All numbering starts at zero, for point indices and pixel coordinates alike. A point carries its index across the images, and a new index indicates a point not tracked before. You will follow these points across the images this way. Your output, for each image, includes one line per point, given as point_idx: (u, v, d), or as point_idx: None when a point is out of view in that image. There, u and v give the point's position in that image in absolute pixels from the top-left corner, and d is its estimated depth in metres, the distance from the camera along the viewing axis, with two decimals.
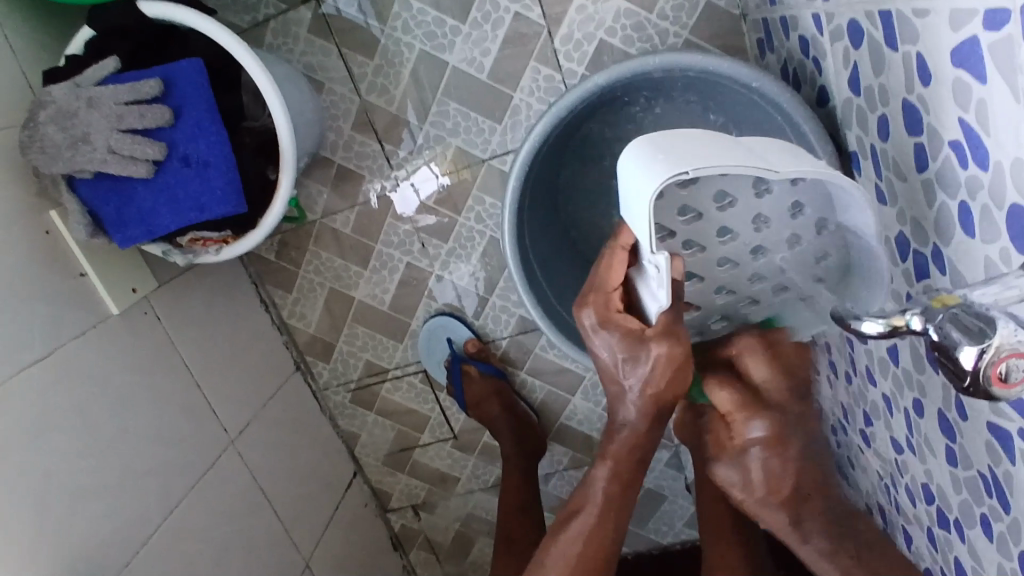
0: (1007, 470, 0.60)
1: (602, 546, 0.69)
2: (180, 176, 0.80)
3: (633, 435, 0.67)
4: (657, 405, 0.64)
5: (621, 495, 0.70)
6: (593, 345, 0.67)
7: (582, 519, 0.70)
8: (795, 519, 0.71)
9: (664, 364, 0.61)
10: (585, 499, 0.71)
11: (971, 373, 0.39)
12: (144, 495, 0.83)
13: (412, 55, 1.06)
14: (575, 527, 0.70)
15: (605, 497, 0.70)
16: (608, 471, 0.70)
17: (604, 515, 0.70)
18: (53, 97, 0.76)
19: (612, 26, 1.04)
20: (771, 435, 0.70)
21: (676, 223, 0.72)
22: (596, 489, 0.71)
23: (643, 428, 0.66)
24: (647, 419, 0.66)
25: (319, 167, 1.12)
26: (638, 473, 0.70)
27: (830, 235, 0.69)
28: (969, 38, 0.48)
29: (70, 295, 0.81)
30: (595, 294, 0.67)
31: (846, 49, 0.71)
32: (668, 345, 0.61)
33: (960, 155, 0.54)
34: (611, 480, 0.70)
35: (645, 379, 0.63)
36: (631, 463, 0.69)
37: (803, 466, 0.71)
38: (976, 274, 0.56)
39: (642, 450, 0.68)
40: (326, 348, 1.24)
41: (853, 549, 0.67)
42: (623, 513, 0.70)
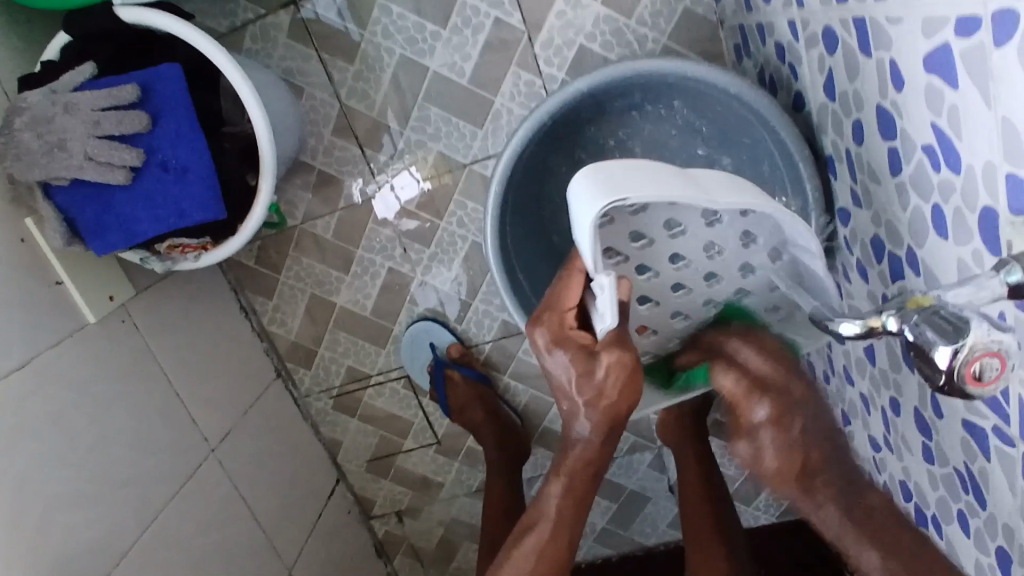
0: (983, 466, 0.61)
1: (557, 559, 0.67)
2: (159, 182, 0.80)
3: (585, 451, 0.68)
4: (613, 418, 0.66)
5: (574, 511, 0.69)
6: (547, 363, 0.68)
7: (535, 535, 0.69)
8: (804, 493, 0.59)
9: (617, 373, 0.63)
10: (537, 516, 0.70)
11: (945, 371, 0.40)
12: (123, 508, 0.81)
13: (392, 60, 1.06)
14: (527, 545, 0.69)
15: (558, 514, 0.69)
16: (562, 488, 0.69)
17: (557, 531, 0.68)
18: (29, 102, 0.75)
19: (591, 32, 1.05)
20: (773, 407, 0.61)
21: (630, 248, 0.74)
22: (549, 503, 0.70)
23: (595, 442, 0.67)
24: (601, 431, 0.67)
25: (299, 173, 1.12)
26: (590, 488, 0.70)
27: (783, 266, 0.74)
28: (941, 45, 0.50)
29: (45, 303, 0.80)
30: (549, 313, 0.68)
31: (821, 56, 0.73)
32: (621, 355, 0.63)
33: (933, 159, 0.56)
34: (564, 496, 0.69)
35: (602, 387, 0.64)
36: (584, 478, 0.69)
37: (809, 442, 0.59)
38: (949, 275, 0.58)
39: (595, 466, 0.68)
40: (308, 355, 1.23)
41: (873, 520, 0.56)
42: (576, 527, 0.69)
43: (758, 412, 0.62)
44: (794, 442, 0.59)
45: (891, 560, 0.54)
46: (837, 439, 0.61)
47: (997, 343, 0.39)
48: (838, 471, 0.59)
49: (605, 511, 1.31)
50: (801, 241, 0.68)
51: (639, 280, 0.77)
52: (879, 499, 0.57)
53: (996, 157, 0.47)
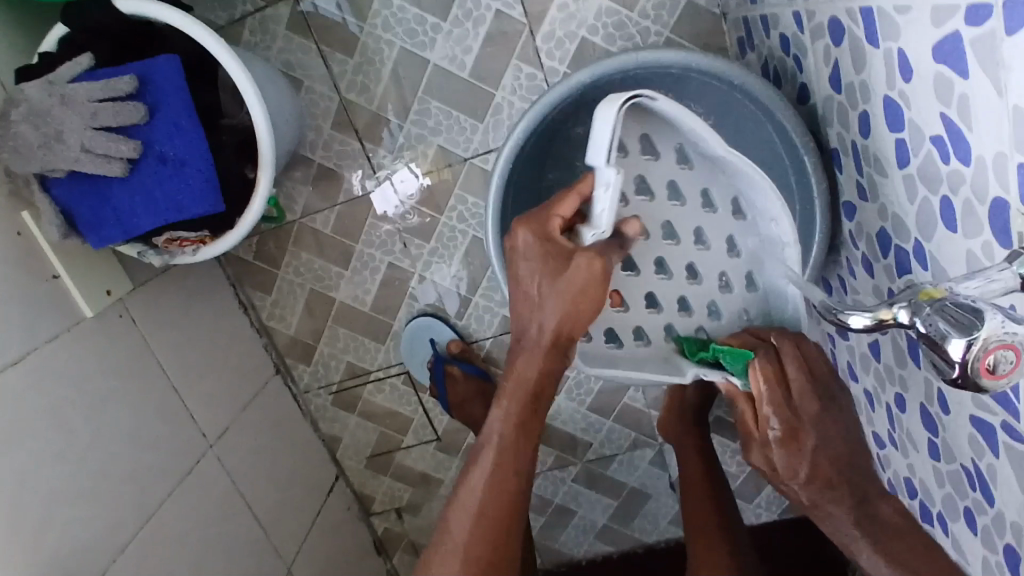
0: (991, 462, 0.60)
1: (506, 489, 0.65)
2: (157, 174, 0.79)
3: (531, 367, 0.67)
4: (566, 332, 0.67)
5: (519, 434, 0.67)
6: (518, 267, 0.68)
7: (482, 466, 0.66)
8: (815, 505, 0.65)
9: (584, 277, 0.65)
10: (482, 446, 0.68)
11: (959, 364, 0.40)
12: (120, 504, 0.80)
13: (392, 53, 1.05)
14: (476, 476, 0.66)
15: (502, 440, 0.67)
16: (505, 410, 0.68)
17: (501, 458, 0.66)
18: (26, 94, 0.74)
19: (593, 25, 1.04)
20: (785, 425, 0.66)
21: (631, 194, 0.79)
22: (493, 428, 0.68)
23: (549, 362, 0.68)
24: (549, 347, 0.67)
25: (298, 167, 1.11)
26: (534, 413, 0.69)
27: (754, 296, 0.82)
28: (951, 34, 0.49)
29: (42, 297, 0.79)
30: (535, 215, 0.67)
31: (826, 47, 0.72)
32: (593, 260, 0.65)
33: (942, 150, 0.55)
34: (507, 420, 0.67)
35: (564, 293, 0.65)
36: (529, 399, 0.68)
37: (823, 456, 0.65)
38: (958, 268, 0.57)
39: (541, 387, 0.68)
40: (307, 351, 1.22)
41: (880, 529, 0.61)
42: (521, 451, 0.67)
43: (772, 429, 0.66)
44: (807, 458, 0.65)
45: (893, 565, 0.58)
46: (853, 449, 0.65)
47: (1011, 335, 0.38)
48: (851, 484, 0.64)
49: (606, 508, 1.31)
50: (775, 250, 0.77)
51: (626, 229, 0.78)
52: (889, 509, 0.62)
53: (1006, 146, 0.46)
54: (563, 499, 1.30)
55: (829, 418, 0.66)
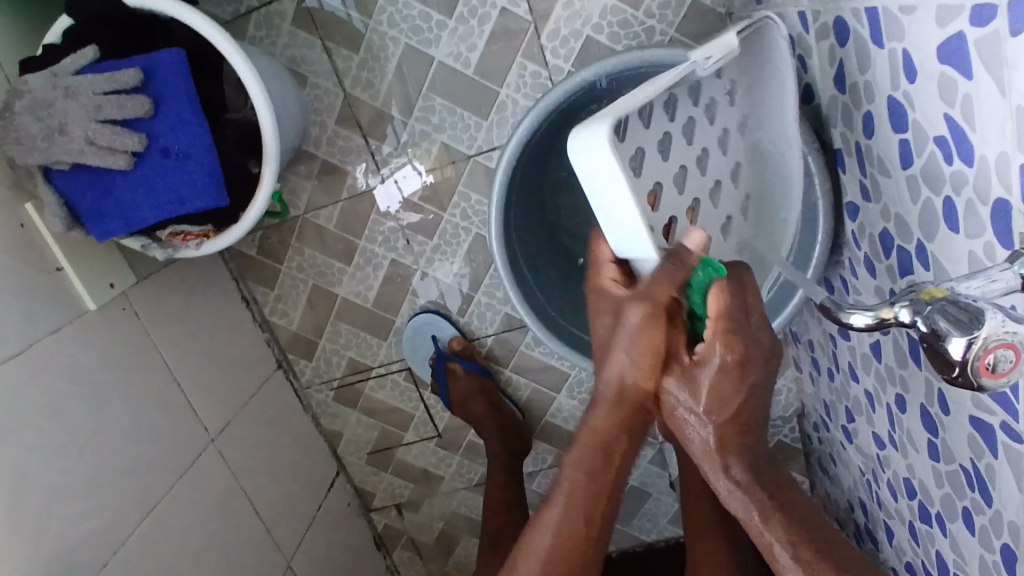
0: (990, 463, 0.61)
1: (573, 537, 0.64)
2: (161, 168, 0.79)
3: (603, 419, 0.65)
4: (636, 386, 0.63)
5: (592, 490, 0.65)
6: (592, 324, 0.69)
7: (552, 508, 0.66)
8: (721, 447, 0.61)
9: (647, 328, 0.61)
10: (552, 491, 0.67)
11: (960, 364, 0.40)
12: (121, 497, 0.81)
13: (397, 49, 1.05)
14: (547, 519, 0.65)
15: (573, 488, 0.65)
16: (579, 460, 0.66)
17: (570, 503, 0.65)
18: (30, 85, 0.74)
19: (598, 23, 1.04)
20: (731, 360, 0.59)
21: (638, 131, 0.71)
22: (565, 478, 0.66)
23: (619, 416, 0.65)
24: (627, 405, 0.64)
25: (302, 162, 1.11)
26: (615, 469, 0.66)
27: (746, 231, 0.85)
28: (957, 34, 0.49)
29: (44, 289, 0.79)
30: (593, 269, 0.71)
31: (832, 47, 0.72)
32: (648, 308, 0.61)
33: (945, 151, 0.55)
34: (578, 468, 0.66)
35: (633, 352, 0.62)
36: (601, 450, 0.65)
37: (744, 402, 0.61)
38: (960, 268, 0.57)
39: (613, 442, 0.65)
40: (309, 346, 1.23)
41: (772, 495, 0.61)
42: (595, 507, 0.65)
43: (713, 359, 0.59)
44: (733, 398, 0.61)
45: (792, 531, 0.59)
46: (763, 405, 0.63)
47: (1011, 334, 0.38)
48: (748, 436, 0.62)
49: None
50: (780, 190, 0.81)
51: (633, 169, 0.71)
52: (764, 461, 0.64)
53: (1009, 147, 0.46)
54: None
55: (763, 371, 0.62)
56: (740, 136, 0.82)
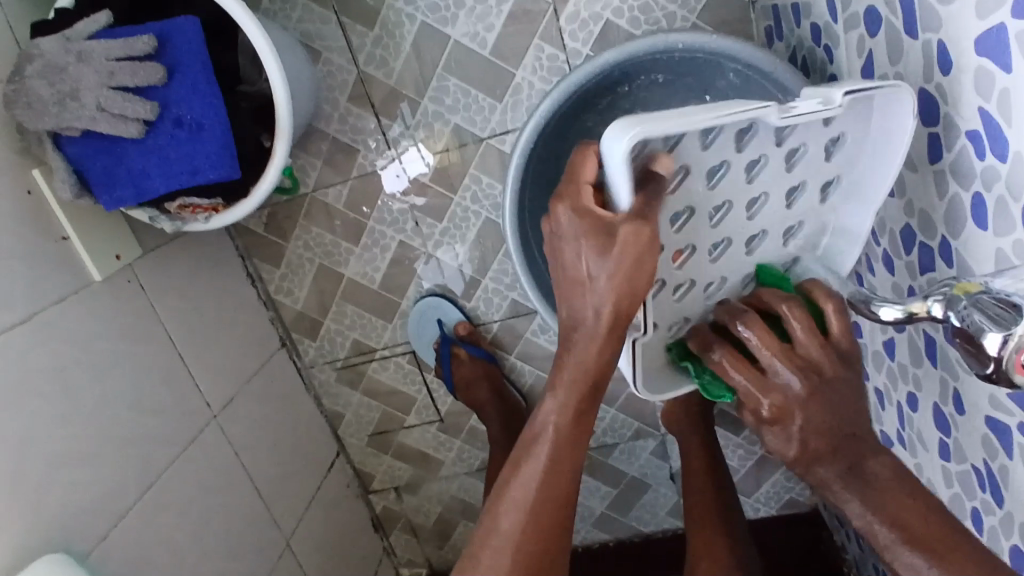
0: (1004, 464, 0.60)
1: (554, 492, 0.60)
2: (173, 138, 0.77)
3: (586, 355, 0.60)
4: (618, 306, 0.58)
5: (573, 429, 0.62)
6: (562, 242, 0.60)
7: (535, 460, 0.61)
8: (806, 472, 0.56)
9: (634, 247, 0.56)
10: (535, 438, 0.62)
11: (994, 360, 0.39)
12: (123, 471, 0.80)
13: (413, 27, 1.03)
14: (526, 471, 0.61)
15: (555, 435, 0.61)
16: (560, 405, 0.61)
17: (553, 455, 0.61)
18: (41, 49, 0.73)
19: (619, 7, 1.02)
20: (777, 405, 0.57)
21: (696, 166, 0.65)
22: (546, 425, 0.62)
23: (599, 348, 0.60)
24: (608, 329, 0.59)
25: (313, 140, 1.09)
26: (591, 402, 0.62)
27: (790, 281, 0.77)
28: (997, 26, 0.47)
29: (50, 258, 0.78)
30: (569, 188, 0.60)
31: (861, 37, 0.71)
32: (639, 225, 0.56)
33: (978, 146, 0.54)
34: (562, 413, 0.61)
35: (613, 269, 0.56)
36: (584, 386, 0.61)
37: (817, 430, 0.55)
38: (985, 265, 0.56)
39: (596, 375, 0.61)
40: (313, 326, 1.22)
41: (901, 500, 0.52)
42: (576, 444, 0.62)
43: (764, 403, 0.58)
44: (808, 425, 0.56)
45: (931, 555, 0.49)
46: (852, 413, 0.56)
47: None
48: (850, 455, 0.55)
49: (605, 496, 1.31)
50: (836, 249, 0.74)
51: (669, 184, 0.64)
52: (881, 467, 0.54)
53: None
54: None
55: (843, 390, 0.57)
56: (826, 168, 0.69)
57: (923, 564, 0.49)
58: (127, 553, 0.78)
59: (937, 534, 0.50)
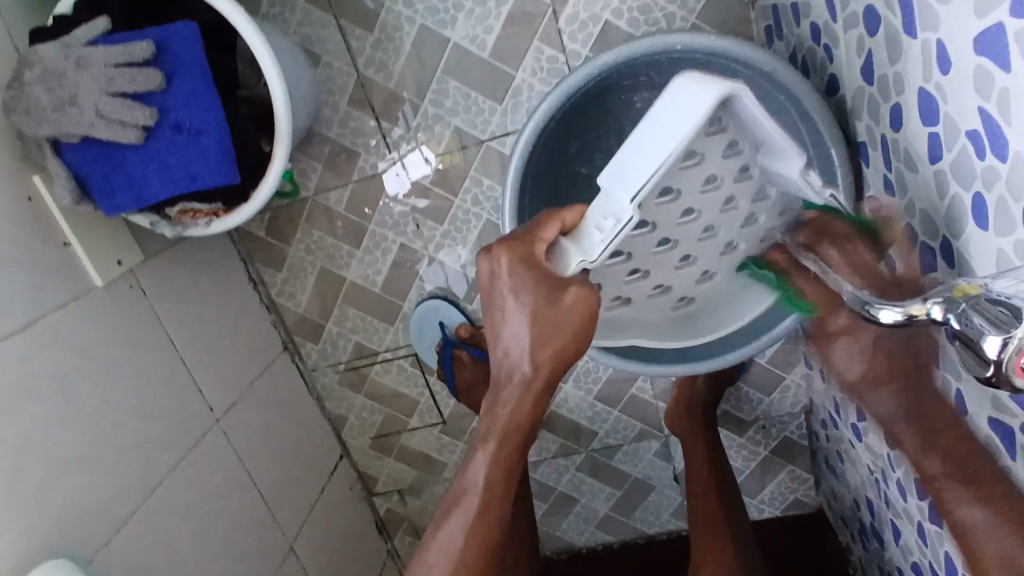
0: (1007, 466, 0.59)
1: (483, 539, 0.71)
2: (172, 143, 0.78)
3: (517, 413, 0.68)
4: (547, 366, 0.65)
5: (502, 478, 0.71)
6: (505, 293, 0.64)
7: (463, 511, 0.71)
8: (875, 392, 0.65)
9: (580, 309, 0.63)
10: (465, 490, 0.71)
11: (993, 363, 0.39)
12: (125, 475, 0.80)
13: (412, 30, 1.03)
14: (455, 523, 0.71)
15: (486, 485, 0.70)
16: (491, 456, 0.70)
17: (481, 509, 0.70)
18: (40, 56, 0.73)
19: (618, 8, 1.02)
20: (849, 323, 0.66)
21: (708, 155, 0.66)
22: (477, 474, 0.71)
23: (526, 408, 0.68)
24: (534, 393, 0.67)
25: (314, 143, 1.09)
26: (518, 451, 0.71)
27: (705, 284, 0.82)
28: (995, 25, 0.47)
29: (51, 264, 0.78)
30: (518, 242, 0.62)
31: (861, 37, 0.71)
32: (587, 291, 0.63)
33: (977, 146, 0.53)
34: (494, 465, 0.70)
35: (541, 333, 0.64)
36: (513, 438, 0.69)
37: (883, 354, 0.65)
38: (986, 266, 0.56)
39: (526, 428, 0.69)
40: (315, 329, 1.22)
41: (937, 426, 0.59)
42: (503, 493, 0.71)
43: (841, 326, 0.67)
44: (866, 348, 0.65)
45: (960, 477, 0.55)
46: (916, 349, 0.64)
47: None
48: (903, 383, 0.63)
49: (609, 498, 1.31)
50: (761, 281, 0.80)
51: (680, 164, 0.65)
52: (942, 405, 0.61)
53: None
54: (566, 487, 1.30)
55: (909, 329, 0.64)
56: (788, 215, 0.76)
57: (959, 482, 0.55)
58: (129, 558, 0.78)
59: (969, 455, 0.56)
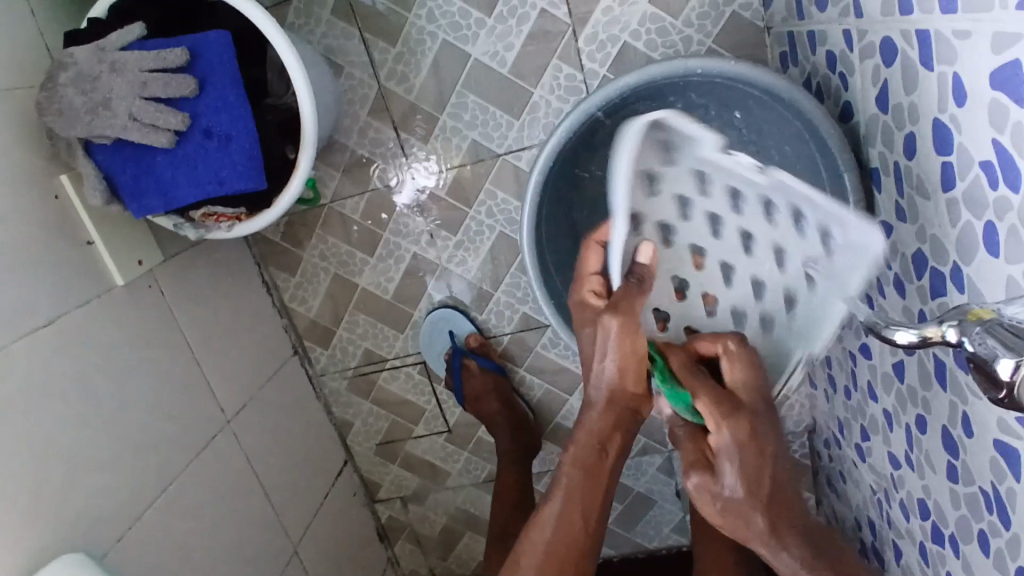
0: (1011, 487, 0.61)
1: (572, 535, 0.68)
2: (202, 147, 0.79)
3: (593, 421, 0.72)
4: (616, 384, 0.71)
5: (587, 484, 0.70)
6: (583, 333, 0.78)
7: (550, 509, 0.69)
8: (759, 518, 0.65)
9: (625, 330, 0.70)
10: (552, 488, 0.71)
11: (1006, 385, 0.41)
12: (139, 474, 0.81)
13: (434, 44, 1.06)
14: (543, 518, 0.69)
15: (570, 486, 0.70)
16: (573, 460, 0.71)
17: (569, 501, 0.69)
18: (75, 58, 0.75)
19: (636, 30, 1.05)
20: (740, 435, 0.66)
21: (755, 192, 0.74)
22: (560, 478, 0.71)
23: (604, 420, 0.72)
24: (606, 408, 0.72)
25: (333, 151, 1.12)
26: (602, 464, 0.72)
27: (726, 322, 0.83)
28: (1012, 61, 0.49)
29: (75, 263, 0.80)
30: (579, 279, 0.81)
31: (877, 66, 0.73)
32: (627, 319, 0.70)
33: (991, 176, 0.55)
34: (573, 468, 0.71)
35: (606, 348, 0.71)
36: (591, 448, 0.72)
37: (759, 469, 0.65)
38: (996, 292, 0.58)
39: (605, 440, 0.72)
40: (326, 334, 1.23)
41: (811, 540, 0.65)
42: (590, 499, 0.70)
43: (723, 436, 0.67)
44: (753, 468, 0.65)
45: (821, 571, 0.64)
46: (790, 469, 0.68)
47: None
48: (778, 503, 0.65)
49: (611, 511, 1.31)
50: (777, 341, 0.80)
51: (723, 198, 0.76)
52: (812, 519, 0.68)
53: None
54: None
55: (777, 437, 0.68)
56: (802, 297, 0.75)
57: None
58: (140, 556, 0.78)
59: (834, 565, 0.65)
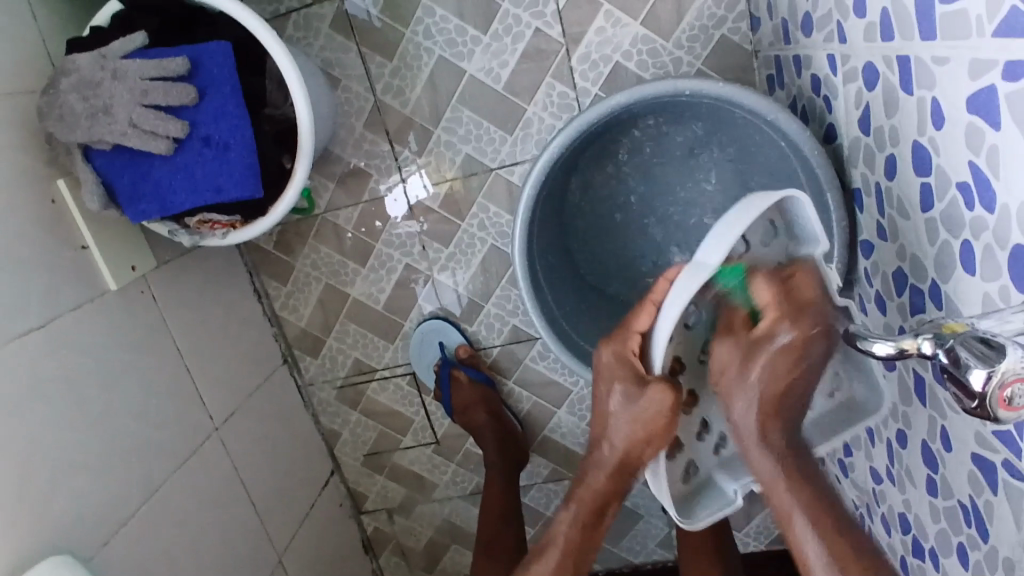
0: (989, 499, 0.63)
1: None
2: (200, 155, 0.80)
3: (598, 476, 0.73)
4: (631, 451, 0.70)
5: (582, 539, 0.74)
6: (603, 382, 0.73)
7: (547, 562, 0.74)
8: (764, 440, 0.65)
9: (655, 406, 0.67)
10: (549, 541, 0.75)
11: (978, 396, 0.42)
12: (127, 479, 0.81)
13: (431, 60, 1.08)
14: (538, 569, 0.74)
15: (566, 542, 0.74)
16: (572, 514, 0.75)
17: (563, 560, 0.74)
18: (77, 65, 0.76)
19: (628, 50, 1.07)
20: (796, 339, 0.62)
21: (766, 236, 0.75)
22: (559, 531, 0.75)
23: (608, 479, 0.73)
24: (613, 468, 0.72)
25: (328, 162, 1.13)
26: (599, 521, 0.75)
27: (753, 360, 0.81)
28: (987, 87, 0.51)
29: (69, 266, 0.80)
30: (620, 333, 0.72)
31: (859, 91, 0.75)
32: (666, 391, 0.67)
33: (967, 197, 0.57)
34: (572, 526, 0.74)
35: (634, 406, 0.68)
36: (590, 508, 0.74)
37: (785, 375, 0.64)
38: (973, 309, 0.60)
39: (607, 498, 0.74)
40: (316, 344, 1.24)
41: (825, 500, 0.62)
42: (585, 553, 0.75)
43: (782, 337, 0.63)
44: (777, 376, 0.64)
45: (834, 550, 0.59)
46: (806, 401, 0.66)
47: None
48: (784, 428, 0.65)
49: None
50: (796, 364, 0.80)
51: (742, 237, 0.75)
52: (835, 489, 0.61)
53: None
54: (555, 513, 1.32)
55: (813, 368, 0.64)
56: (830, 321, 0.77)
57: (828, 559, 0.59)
58: (125, 562, 0.78)
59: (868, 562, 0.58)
